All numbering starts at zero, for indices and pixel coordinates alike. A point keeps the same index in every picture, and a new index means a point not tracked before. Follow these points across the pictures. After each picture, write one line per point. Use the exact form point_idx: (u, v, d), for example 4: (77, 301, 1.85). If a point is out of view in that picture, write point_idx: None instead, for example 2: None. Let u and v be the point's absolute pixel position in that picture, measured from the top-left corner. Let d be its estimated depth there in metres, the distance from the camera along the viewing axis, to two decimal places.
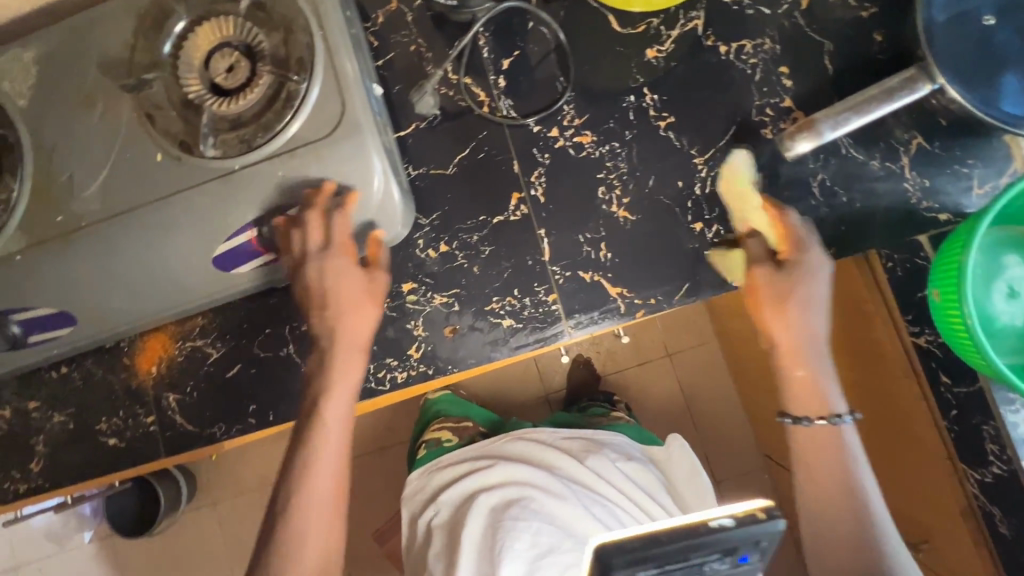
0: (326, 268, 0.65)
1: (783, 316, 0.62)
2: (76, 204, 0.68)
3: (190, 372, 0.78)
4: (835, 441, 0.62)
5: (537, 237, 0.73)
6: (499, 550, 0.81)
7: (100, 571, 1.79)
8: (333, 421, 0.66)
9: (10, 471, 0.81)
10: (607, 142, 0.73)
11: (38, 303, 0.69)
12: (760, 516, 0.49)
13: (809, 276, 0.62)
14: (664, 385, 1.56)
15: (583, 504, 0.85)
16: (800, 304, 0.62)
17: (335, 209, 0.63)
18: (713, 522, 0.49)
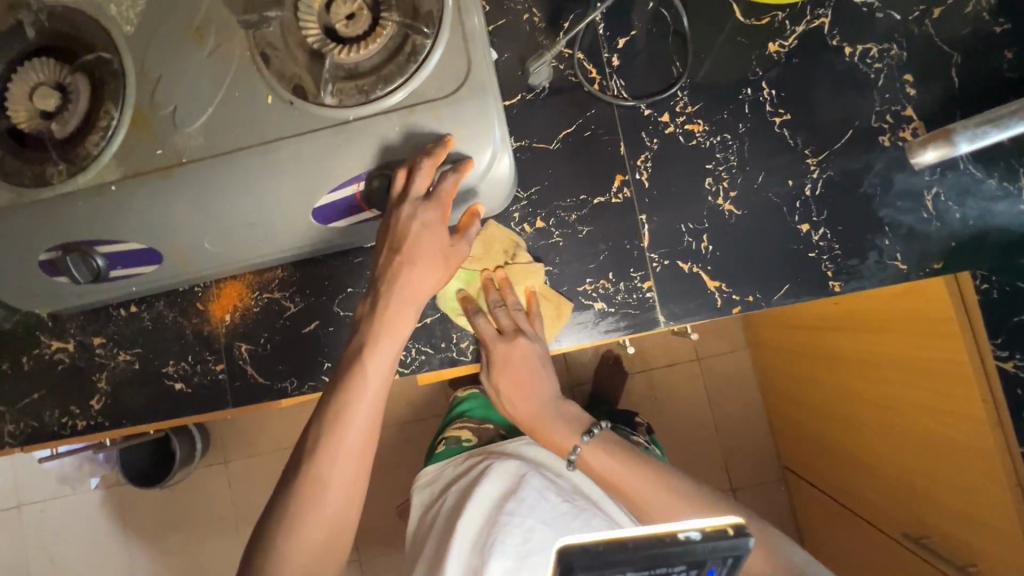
0: (418, 219, 0.61)
1: (528, 392, 0.74)
2: (179, 139, 0.66)
3: (265, 323, 0.77)
4: (604, 454, 0.72)
5: (637, 221, 0.72)
6: (490, 543, 0.75)
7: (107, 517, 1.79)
8: (372, 379, 0.62)
9: (70, 406, 0.80)
10: (719, 133, 0.71)
11: (128, 237, 0.68)
12: (730, 531, 0.43)
13: (517, 349, 0.70)
14: (692, 388, 1.55)
15: (583, 514, 0.79)
16: (517, 379, 0.72)
17: (451, 170, 0.61)
18: (682, 535, 0.43)
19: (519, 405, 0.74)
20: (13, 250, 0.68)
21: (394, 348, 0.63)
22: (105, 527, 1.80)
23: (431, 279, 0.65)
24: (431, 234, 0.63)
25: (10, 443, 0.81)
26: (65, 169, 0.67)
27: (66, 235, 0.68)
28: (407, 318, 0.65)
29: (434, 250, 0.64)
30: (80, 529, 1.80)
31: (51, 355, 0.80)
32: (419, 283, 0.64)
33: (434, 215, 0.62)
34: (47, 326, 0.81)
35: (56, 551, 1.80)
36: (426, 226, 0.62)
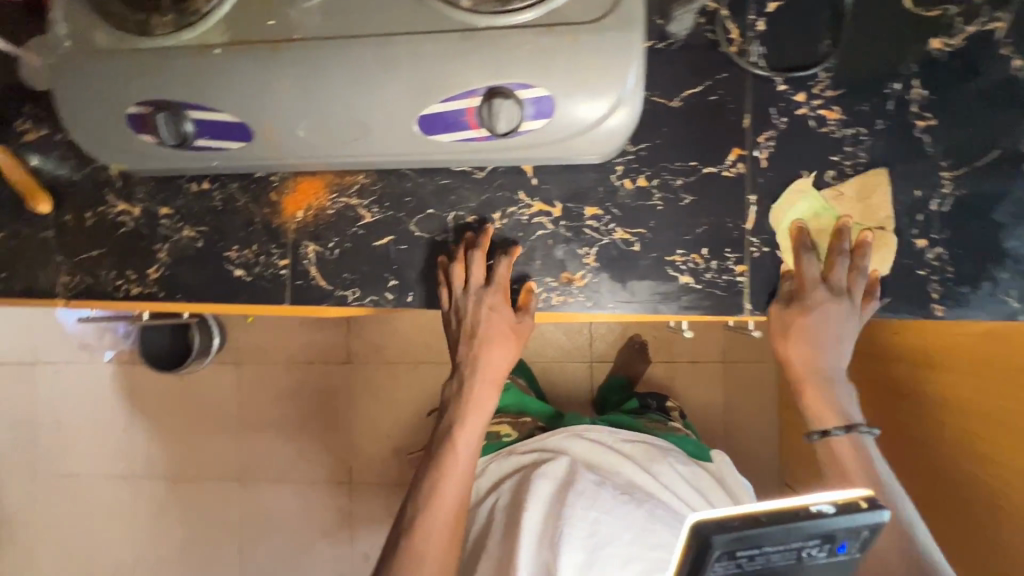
0: (487, 303, 0.69)
1: (817, 348, 0.65)
2: (295, 12, 0.62)
3: (337, 228, 0.74)
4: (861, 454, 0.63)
5: (745, 201, 0.68)
6: (558, 537, 0.80)
7: (116, 391, 1.83)
8: (463, 456, 0.70)
9: (127, 270, 0.79)
10: (854, 125, 0.67)
11: (223, 107, 0.64)
12: (863, 505, 0.45)
13: (823, 316, 0.64)
14: (711, 388, 1.52)
15: (642, 505, 0.84)
16: (808, 335, 0.65)
17: (505, 256, 0.69)
18: (814, 507, 0.45)
19: (793, 352, 0.66)
20: (104, 97, 0.66)
21: (480, 423, 0.71)
22: (113, 401, 1.84)
23: (502, 354, 0.71)
24: (501, 322, 0.70)
25: (62, 295, 0.80)
26: (171, 21, 0.63)
27: (160, 92, 0.64)
28: (490, 394, 0.72)
29: (505, 331, 0.70)
30: (90, 397, 1.84)
31: (115, 216, 0.79)
32: (492, 361, 0.71)
33: (499, 299, 0.70)
34: (116, 186, 0.79)
35: (64, 413, 1.85)
36: (493, 308, 0.69)
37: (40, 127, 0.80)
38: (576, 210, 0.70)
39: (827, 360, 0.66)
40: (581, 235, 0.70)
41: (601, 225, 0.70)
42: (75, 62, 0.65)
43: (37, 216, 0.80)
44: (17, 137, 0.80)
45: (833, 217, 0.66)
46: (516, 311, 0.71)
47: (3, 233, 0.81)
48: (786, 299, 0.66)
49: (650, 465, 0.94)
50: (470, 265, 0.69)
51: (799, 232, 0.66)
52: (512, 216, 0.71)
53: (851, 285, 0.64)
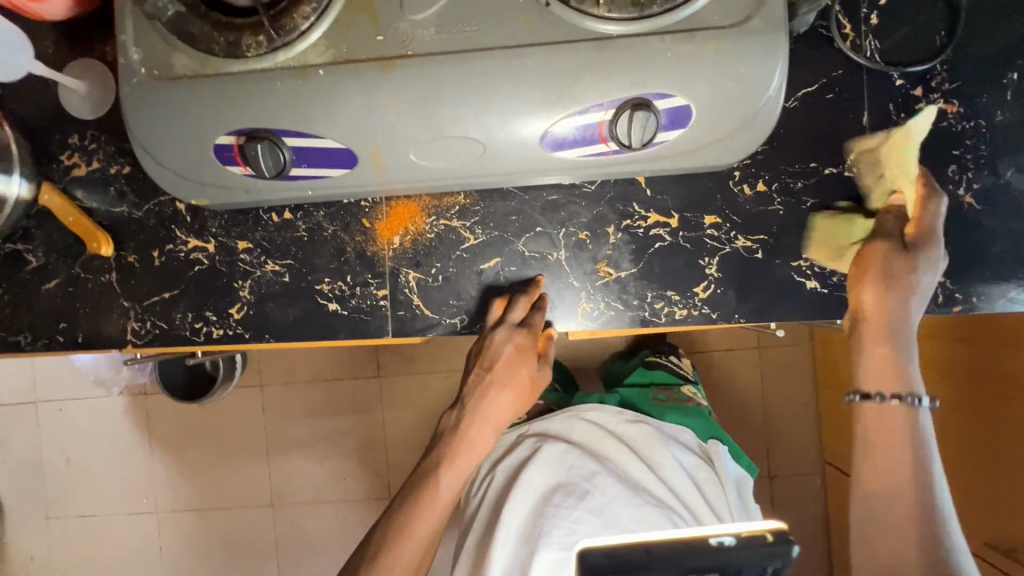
0: (507, 339, 0.66)
1: (876, 289, 0.61)
2: (406, 27, 0.57)
3: (439, 253, 0.70)
4: (907, 424, 0.57)
5: (869, 201, 0.67)
6: (536, 536, 0.70)
7: (130, 425, 1.73)
8: (443, 492, 0.62)
9: (205, 312, 0.73)
10: (973, 118, 0.66)
11: (326, 133, 0.59)
12: (768, 538, 0.38)
13: (910, 291, 0.61)
14: (750, 377, 1.52)
15: (634, 499, 0.72)
16: (896, 292, 0.61)
17: (522, 295, 0.68)
18: (712, 540, 0.38)
19: (869, 303, 0.62)
20: (186, 128, 0.59)
21: (468, 466, 0.64)
22: (127, 436, 1.73)
23: (507, 401, 0.66)
24: (516, 357, 0.66)
25: (132, 343, 0.74)
26: (264, 40, 0.57)
27: (253, 120, 0.58)
28: (486, 440, 0.66)
29: (524, 380, 0.67)
30: (101, 433, 1.73)
31: (187, 254, 0.73)
32: (495, 407, 0.66)
33: (526, 341, 0.67)
34: (185, 221, 0.72)
35: (74, 453, 1.74)
36: (516, 348, 0.66)
37: (91, 161, 0.73)
38: (696, 220, 0.68)
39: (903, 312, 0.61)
40: (702, 245, 0.68)
41: (722, 234, 0.68)
42: (152, 90, 0.59)
43: (95, 259, 0.73)
44: (64, 173, 0.73)
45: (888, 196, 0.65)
46: (538, 361, 0.69)
47: (58, 279, 0.74)
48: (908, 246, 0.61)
49: (653, 461, 0.81)
50: (512, 304, 0.68)
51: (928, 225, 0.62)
52: (628, 230, 0.69)
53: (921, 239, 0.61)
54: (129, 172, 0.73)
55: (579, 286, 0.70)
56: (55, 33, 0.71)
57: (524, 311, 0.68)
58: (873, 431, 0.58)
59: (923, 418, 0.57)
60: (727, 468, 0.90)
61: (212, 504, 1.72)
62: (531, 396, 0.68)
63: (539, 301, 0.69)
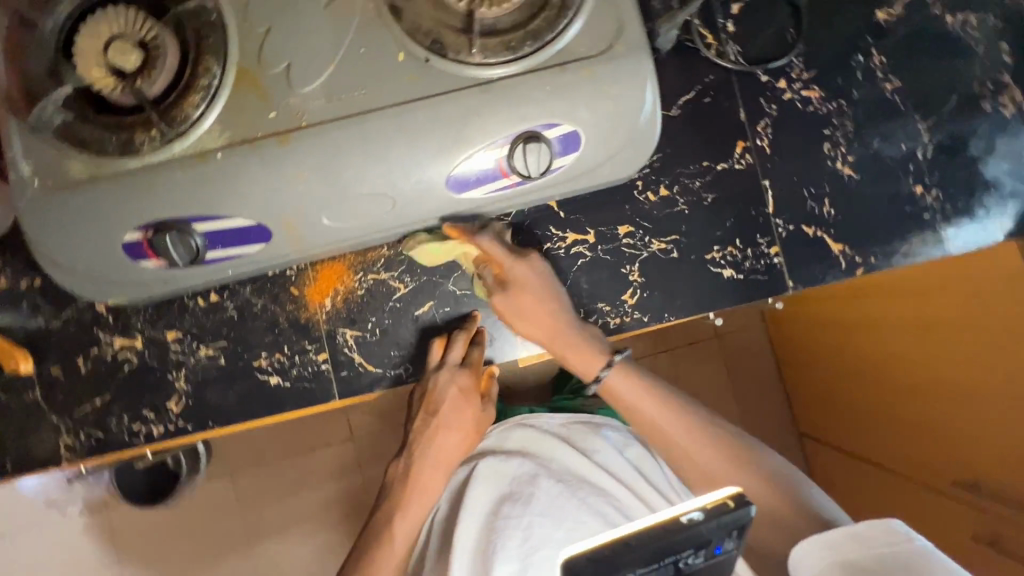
0: (445, 379, 0.70)
1: (525, 319, 0.68)
2: (296, 99, 0.59)
3: (373, 307, 0.71)
4: (625, 382, 0.73)
5: (762, 187, 0.72)
6: (493, 551, 0.72)
7: (91, 546, 1.60)
8: (401, 535, 0.73)
9: (142, 411, 0.70)
10: (834, 99, 0.72)
11: (234, 212, 0.59)
12: (729, 504, 0.48)
13: (523, 274, 0.67)
14: (712, 366, 1.57)
15: (576, 496, 0.76)
16: (537, 306, 0.68)
17: (460, 332, 0.70)
18: (684, 518, 0.48)
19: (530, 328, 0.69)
20: (90, 231, 0.59)
21: (420, 508, 0.75)
22: (89, 559, 1.60)
23: (454, 442, 0.75)
24: (459, 400, 0.73)
25: (67, 458, 0.70)
26: (157, 134, 0.58)
27: (159, 212, 0.59)
28: (433, 481, 0.76)
29: (467, 420, 0.75)
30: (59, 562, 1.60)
31: (114, 355, 0.71)
32: (447, 447, 0.75)
33: (467, 381, 0.71)
34: (107, 322, 0.71)
35: None
36: (460, 388, 0.71)
37: None
38: (611, 232, 0.71)
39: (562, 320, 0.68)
40: (621, 255, 0.71)
41: (637, 240, 0.71)
42: (49, 201, 0.58)
43: (15, 378, 0.70)
44: None
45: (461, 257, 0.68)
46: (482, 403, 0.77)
47: None
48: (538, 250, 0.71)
49: (587, 447, 0.85)
50: (453, 343, 0.70)
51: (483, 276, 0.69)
52: (550, 253, 0.71)
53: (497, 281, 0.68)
54: (40, 283, 0.71)
55: None
56: None
57: (464, 349, 0.71)
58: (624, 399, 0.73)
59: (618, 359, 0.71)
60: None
61: None
62: (477, 433, 0.77)
63: (477, 335, 0.72)
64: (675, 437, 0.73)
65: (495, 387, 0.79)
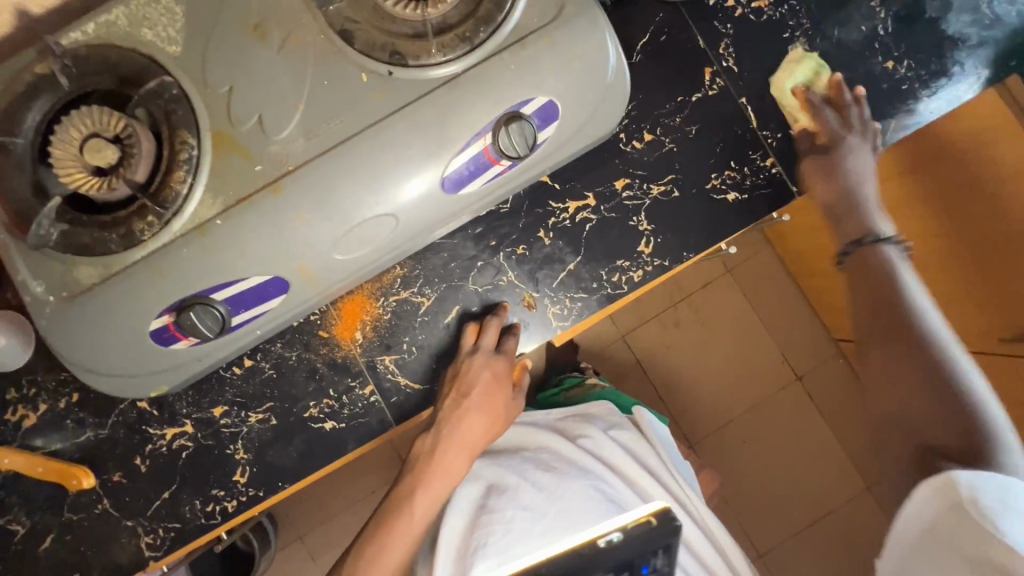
0: (478, 362, 0.69)
1: (841, 183, 0.68)
2: (277, 147, 0.59)
3: (403, 327, 0.71)
4: (880, 261, 0.66)
5: (740, 105, 0.72)
6: (472, 548, 0.73)
7: None
8: (419, 510, 0.71)
9: (211, 491, 0.71)
10: (784, 2, 0.73)
11: (248, 272, 0.60)
12: (649, 523, 0.57)
13: (845, 150, 0.68)
14: (732, 300, 1.60)
15: (571, 482, 0.81)
16: (821, 174, 0.69)
17: (495, 318, 0.70)
18: (602, 541, 0.57)
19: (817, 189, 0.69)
20: (116, 331, 0.59)
21: (442, 489, 0.71)
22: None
23: (481, 427, 0.71)
24: (491, 385, 0.70)
25: (153, 557, 0.71)
26: (153, 219, 0.58)
27: (177, 292, 0.59)
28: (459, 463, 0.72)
29: (499, 405, 0.72)
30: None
31: (169, 445, 0.71)
32: (474, 436, 0.71)
33: (502, 368, 0.70)
34: (153, 416, 0.71)
35: None
36: (493, 375, 0.70)
37: (37, 405, 0.71)
38: (609, 189, 0.72)
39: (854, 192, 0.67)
40: (625, 209, 0.72)
41: (636, 190, 0.72)
42: (68, 312, 0.59)
43: (80, 496, 0.71)
44: (15, 429, 0.71)
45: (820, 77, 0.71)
46: (516, 390, 0.76)
47: (51, 534, 0.70)
48: (818, 149, 0.70)
49: (577, 434, 0.90)
50: (486, 328, 0.70)
51: (804, 94, 0.70)
52: (556, 226, 0.72)
53: (854, 126, 0.69)
54: (79, 397, 0.71)
55: (540, 295, 0.72)
56: None
57: (497, 335, 0.70)
58: (862, 278, 0.66)
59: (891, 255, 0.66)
60: (655, 427, 0.94)
61: None
62: (503, 421, 0.74)
63: (512, 325, 0.72)
64: (882, 344, 0.64)
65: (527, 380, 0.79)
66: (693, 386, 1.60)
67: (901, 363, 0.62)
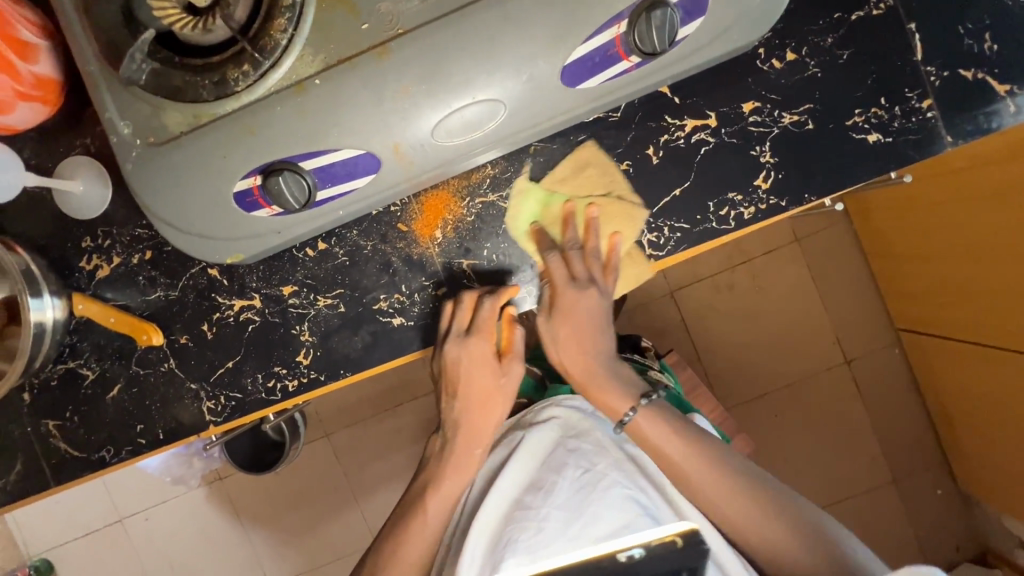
0: (466, 349, 0.67)
1: (601, 347, 0.70)
2: (388, 5, 0.53)
3: (485, 231, 0.67)
4: (654, 425, 0.69)
5: (907, 32, 0.62)
6: (503, 541, 0.67)
7: (218, 512, 1.73)
8: (432, 516, 0.72)
9: (274, 367, 0.70)
10: None
11: (341, 143, 0.56)
12: (676, 543, 0.61)
13: (588, 297, 0.65)
14: (795, 270, 1.52)
15: (609, 489, 0.68)
16: (575, 337, 0.68)
17: (488, 294, 0.65)
18: (625, 555, 0.59)
19: (569, 358, 0.69)
20: (199, 185, 0.56)
21: (458, 485, 0.72)
22: (216, 525, 1.73)
23: (476, 418, 0.71)
24: (475, 374, 0.69)
25: (212, 422, 0.72)
26: (250, 68, 0.54)
27: (267, 152, 0.55)
28: (474, 456, 0.72)
29: (487, 389, 0.70)
30: (191, 530, 1.74)
31: (237, 317, 0.70)
32: (474, 424, 0.72)
33: (479, 349, 0.67)
34: (223, 285, 0.70)
35: (173, 556, 1.76)
36: (473, 360, 0.68)
37: (111, 258, 0.71)
38: (734, 112, 0.64)
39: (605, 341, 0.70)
40: (748, 136, 0.64)
41: (765, 117, 0.64)
42: (153, 159, 0.56)
43: (148, 352, 0.71)
44: (88, 278, 0.71)
45: (603, 236, 0.66)
46: (503, 360, 0.70)
47: (119, 384, 0.72)
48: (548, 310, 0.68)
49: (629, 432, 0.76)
50: (458, 308, 0.66)
51: (538, 234, 0.67)
52: (669, 144, 0.65)
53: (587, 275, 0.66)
54: (151, 256, 0.71)
55: (637, 220, 0.66)
56: (35, 141, 0.70)
57: (471, 314, 0.66)
58: (641, 436, 0.69)
59: (646, 425, 0.69)
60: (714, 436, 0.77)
61: (322, 560, 1.74)
62: (496, 406, 0.71)
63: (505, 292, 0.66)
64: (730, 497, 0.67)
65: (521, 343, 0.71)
66: (737, 353, 1.54)
67: (734, 482, 0.68)
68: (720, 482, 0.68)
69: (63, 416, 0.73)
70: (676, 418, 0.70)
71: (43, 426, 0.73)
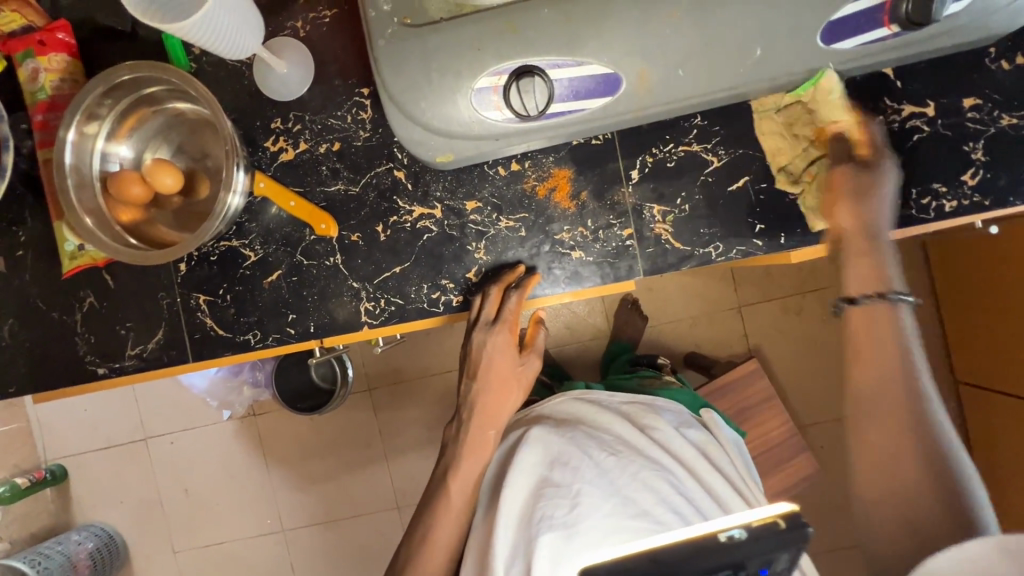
0: (490, 342, 0.68)
1: (855, 208, 0.61)
2: None
3: (683, 181, 0.68)
4: (886, 317, 0.58)
5: None
6: (537, 517, 0.65)
7: (225, 454, 1.56)
8: (455, 498, 0.69)
9: (441, 280, 0.70)
10: None
11: (593, 60, 0.56)
12: (780, 524, 0.41)
13: (879, 175, 0.61)
14: None
15: (630, 469, 0.69)
16: (840, 194, 0.62)
17: (516, 288, 0.67)
18: (723, 536, 0.41)
19: (845, 215, 0.62)
20: (445, 75, 0.56)
21: (474, 468, 0.70)
22: (221, 463, 1.56)
23: (500, 397, 0.70)
24: (505, 367, 0.70)
25: (367, 324, 0.71)
26: None
27: (523, 52, 0.55)
28: (488, 437, 0.71)
29: (506, 374, 0.70)
30: (191, 465, 1.56)
31: (414, 224, 0.70)
32: (495, 407, 0.71)
33: (504, 337, 0.69)
34: (406, 189, 0.70)
35: (162, 491, 1.57)
36: (496, 347, 0.69)
37: (298, 143, 0.70)
38: (952, 105, 0.64)
39: (877, 222, 0.61)
40: (963, 130, 0.65)
41: (984, 114, 0.64)
42: (409, 41, 0.56)
43: (317, 243, 0.71)
44: (271, 159, 0.71)
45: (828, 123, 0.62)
46: (522, 352, 0.72)
47: (280, 271, 0.71)
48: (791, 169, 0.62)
49: (646, 424, 0.78)
50: (488, 297, 0.68)
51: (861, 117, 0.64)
52: (882, 126, 0.65)
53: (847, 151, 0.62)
54: (338, 148, 0.70)
55: None
56: None
57: (498, 303, 0.68)
58: (859, 333, 0.59)
59: (903, 315, 0.59)
60: (726, 431, 0.84)
61: (334, 516, 1.55)
62: (518, 386, 0.71)
63: (522, 280, 0.68)
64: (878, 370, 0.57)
65: (544, 336, 0.75)
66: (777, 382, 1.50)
67: (886, 433, 0.55)
68: (882, 430, 0.55)
69: (216, 292, 0.72)
70: (908, 336, 0.58)
71: (193, 299, 0.72)
